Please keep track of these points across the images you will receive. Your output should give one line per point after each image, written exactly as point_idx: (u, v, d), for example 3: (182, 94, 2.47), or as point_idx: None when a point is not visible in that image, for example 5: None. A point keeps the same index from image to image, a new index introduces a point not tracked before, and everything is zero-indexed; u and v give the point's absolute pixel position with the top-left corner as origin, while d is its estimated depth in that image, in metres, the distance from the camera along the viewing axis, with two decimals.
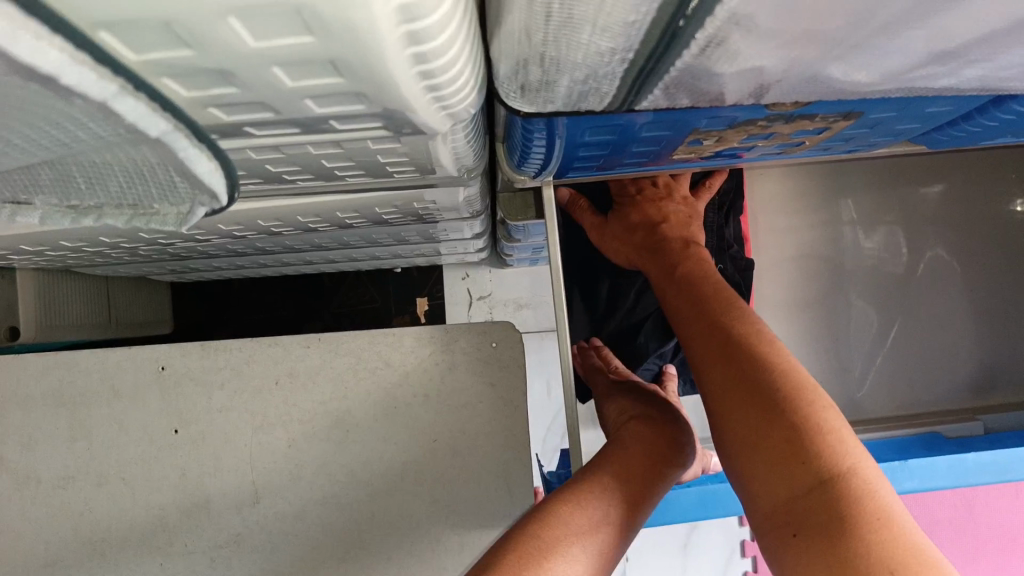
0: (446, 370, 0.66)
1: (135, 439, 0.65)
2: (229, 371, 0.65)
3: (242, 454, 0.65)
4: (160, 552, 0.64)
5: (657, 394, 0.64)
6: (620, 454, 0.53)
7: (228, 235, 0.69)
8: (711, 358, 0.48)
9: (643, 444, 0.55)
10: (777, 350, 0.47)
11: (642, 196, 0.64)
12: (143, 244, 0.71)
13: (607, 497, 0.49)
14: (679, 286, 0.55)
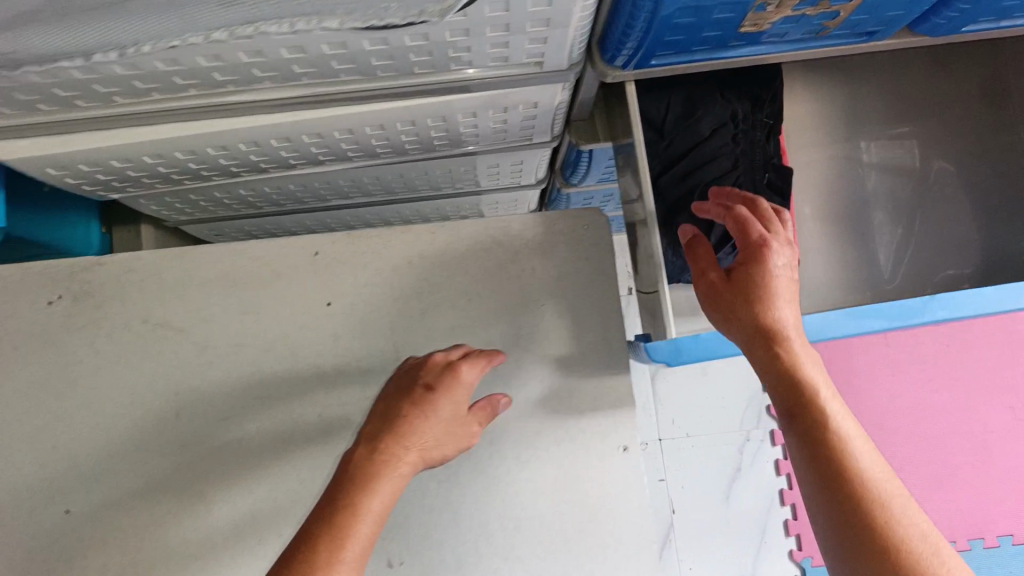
0: (549, 247, 0.79)
1: (295, 311, 0.78)
2: (370, 255, 0.79)
3: (385, 320, 0.78)
4: (318, 403, 0.76)
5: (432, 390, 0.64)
6: (352, 496, 0.58)
7: (359, 150, 0.84)
8: (857, 510, 0.54)
9: (374, 480, 0.59)
10: (903, 501, 0.54)
11: (777, 264, 0.63)
12: (285, 164, 0.86)
13: (337, 550, 0.55)
14: (804, 397, 0.59)
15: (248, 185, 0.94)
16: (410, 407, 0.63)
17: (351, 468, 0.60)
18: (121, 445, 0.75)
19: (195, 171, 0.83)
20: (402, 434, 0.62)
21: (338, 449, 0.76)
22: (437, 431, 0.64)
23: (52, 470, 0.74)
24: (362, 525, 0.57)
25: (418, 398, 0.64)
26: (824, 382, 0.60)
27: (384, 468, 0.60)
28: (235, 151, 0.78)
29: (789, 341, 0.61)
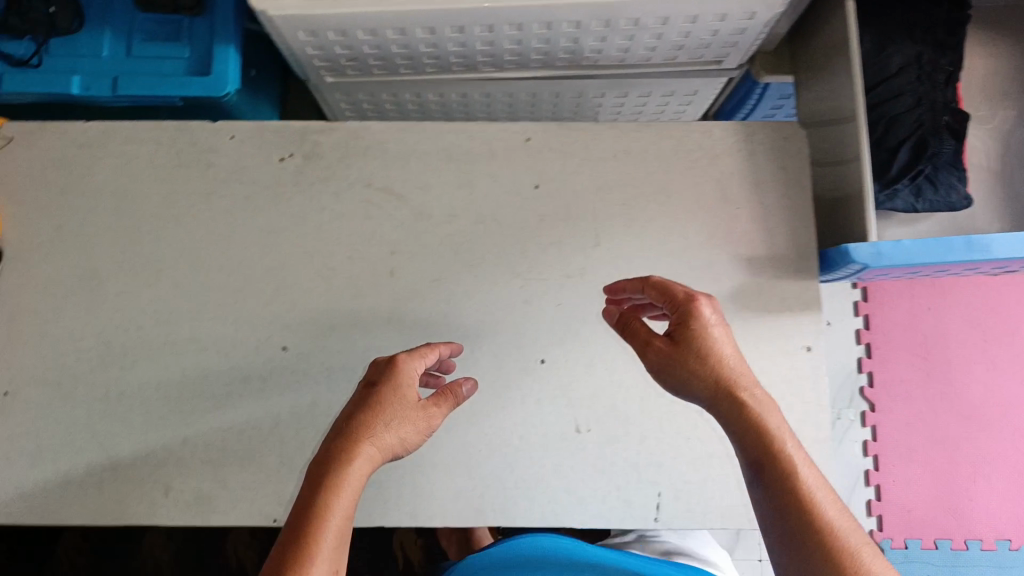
0: (748, 154, 0.84)
1: (505, 190, 0.83)
2: (578, 145, 0.84)
3: (588, 207, 0.83)
4: (521, 276, 0.82)
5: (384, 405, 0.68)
6: (314, 497, 0.62)
7: (571, 52, 0.89)
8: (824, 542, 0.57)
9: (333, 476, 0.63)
10: (852, 533, 0.58)
11: (704, 325, 0.68)
12: (498, 60, 0.91)
13: (302, 546, 0.58)
14: (771, 446, 0.63)
15: (446, 85, 0.99)
16: (376, 402, 0.68)
17: (324, 464, 0.64)
18: (338, 295, 0.81)
19: (416, 57, 0.88)
20: (366, 427, 0.66)
21: (535, 320, 0.82)
22: (401, 431, 0.68)
23: (278, 311, 0.81)
24: (332, 514, 0.60)
25: (364, 394, 0.69)
26: (787, 434, 0.64)
27: (348, 456, 0.64)
28: (467, 34, 0.83)
29: (743, 393, 0.66)
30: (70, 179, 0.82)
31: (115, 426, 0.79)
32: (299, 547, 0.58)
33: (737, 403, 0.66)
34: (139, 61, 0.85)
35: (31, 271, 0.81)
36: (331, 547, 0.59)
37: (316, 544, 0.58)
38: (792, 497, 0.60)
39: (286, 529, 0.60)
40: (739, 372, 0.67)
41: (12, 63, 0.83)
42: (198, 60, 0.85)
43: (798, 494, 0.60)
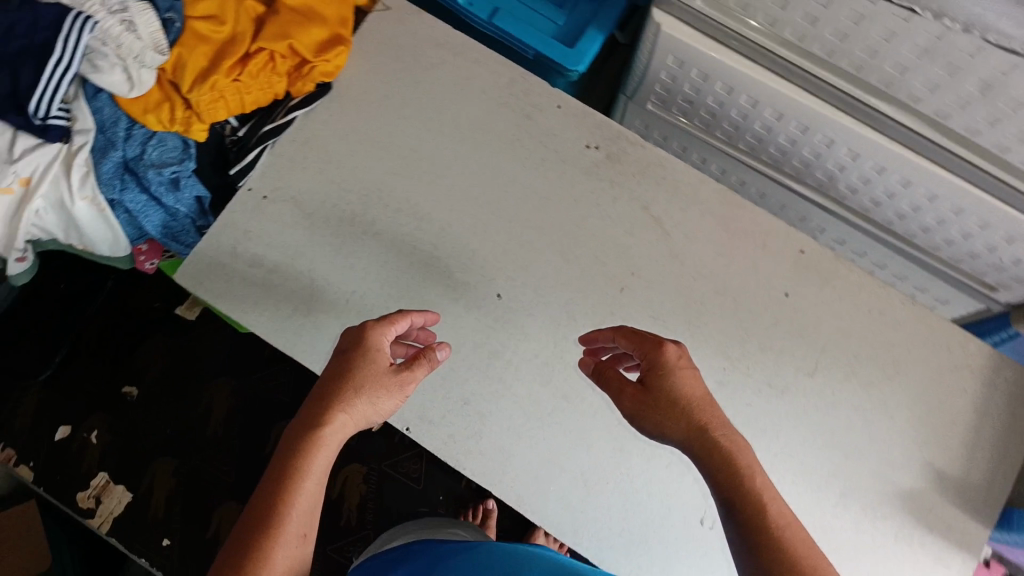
0: (988, 382, 0.85)
1: (758, 280, 0.85)
2: (841, 282, 0.86)
3: (821, 337, 0.84)
4: (731, 360, 0.83)
5: (340, 385, 0.68)
6: (273, 485, 0.63)
7: (876, 203, 0.91)
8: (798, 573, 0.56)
9: (289, 464, 0.64)
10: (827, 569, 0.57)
11: (672, 367, 0.68)
12: (807, 172, 0.93)
13: (263, 536, 0.60)
14: (741, 483, 0.62)
15: (733, 164, 1.01)
16: (336, 378, 0.68)
17: (289, 441, 0.66)
18: (569, 281, 0.85)
19: (737, 133, 0.93)
20: (325, 403, 0.67)
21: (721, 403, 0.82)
22: (366, 400, 0.68)
23: (514, 263, 0.85)
24: (294, 506, 0.62)
25: (338, 366, 0.69)
26: (759, 473, 0.63)
27: (313, 433, 0.65)
28: (805, 137, 0.86)
29: (716, 432, 0.65)
30: (415, 65, 0.91)
31: (328, 273, 0.84)
32: (260, 527, 0.61)
33: (712, 443, 0.64)
34: (519, 5, 0.91)
35: (341, 115, 0.89)
36: (295, 522, 0.62)
37: (283, 523, 0.61)
38: (758, 536, 0.59)
39: (248, 516, 0.62)
40: (712, 410, 0.66)
41: None
42: (566, 31, 0.91)
43: (767, 531, 0.59)
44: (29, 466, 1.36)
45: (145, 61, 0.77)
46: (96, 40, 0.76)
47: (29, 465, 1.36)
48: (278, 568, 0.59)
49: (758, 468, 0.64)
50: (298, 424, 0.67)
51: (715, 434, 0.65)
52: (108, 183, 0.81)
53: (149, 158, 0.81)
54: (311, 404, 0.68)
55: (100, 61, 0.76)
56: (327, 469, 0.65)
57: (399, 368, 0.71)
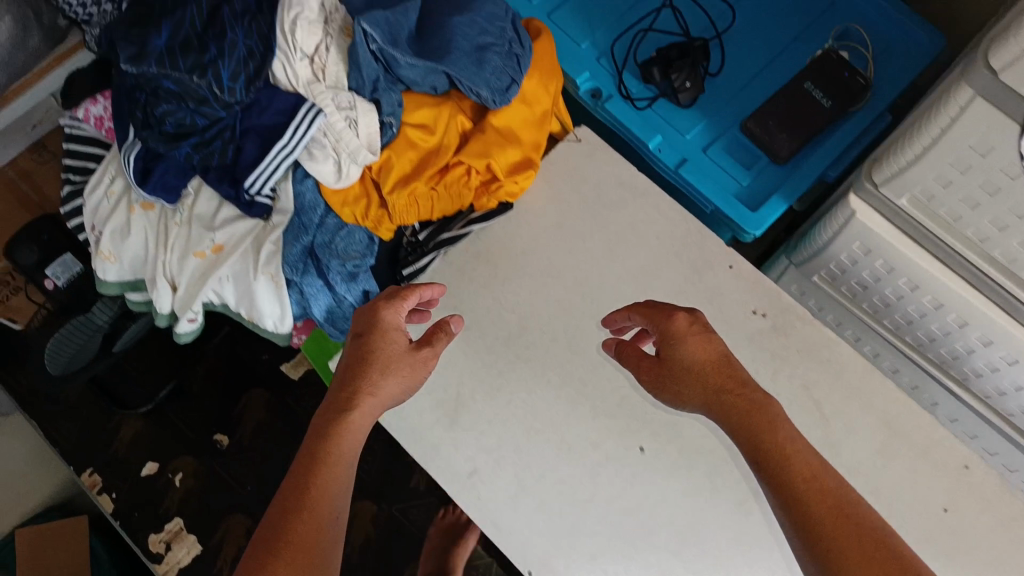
0: None
1: (916, 490, 0.81)
2: (1008, 511, 0.80)
3: (976, 565, 0.78)
4: None
5: (364, 365, 0.67)
6: (302, 477, 0.62)
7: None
8: (845, 522, 0.55)
9: (319, 453, 0.63)
10: (876, 519, 0.56)
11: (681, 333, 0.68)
12: (977, 382, 0.88)
13: (295, 527, 0.58)
14: (768, 445, 0.61)
15: (891, 351, 0.97)
16: (353, 358, 0.68)
17: (314, 430, 0.65)
18: None
19: (907, 325, 0.88)
20: (350, 388, 0.66)
21: None
22: (390, 381, 0.67)
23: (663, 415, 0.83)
24: (326, 495, 0.61)
25: (355, 343, 0.70)
26: (783, 428, 0.62)
27: (337, 417, 0.65)
28: (985, 350, 0.83)
29: (734, 391, 0.64)
30: (596, 198, 0.91)
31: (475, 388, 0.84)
32: (295, 518, 0.59)
33: (730, 404, 0.64)
34: (709, 161, 0.92)
35: (516, 235, 0.89)
36: (328, 508, 0.60)
37: (311, 505, 0.60)
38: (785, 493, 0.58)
39: (276, 507, 0.61)
40: (729, 369, 0.66)
41: (623, 94, 0.94)
42: (751, 193, 0.91)
43: (792, 484, 0.58)
44: (111, 497, 1.39)
45: (356, 157, 0.80)
46: (319, 131, 0.80)
47: (110, 496, 1.39)
48: (318, 555, 0.58)
49: (781, 417, 0.63)
50: (325, 413, 0.66)
51: (732, 397, 0.64)
52: (294, 266, 0.83)
53: (336, 247, 0.83)
54: (338, 389, 0.67)
55: (317, 151, 0.80)
56: (350, 450, 0.64)
57: (416, 345, 0.71)
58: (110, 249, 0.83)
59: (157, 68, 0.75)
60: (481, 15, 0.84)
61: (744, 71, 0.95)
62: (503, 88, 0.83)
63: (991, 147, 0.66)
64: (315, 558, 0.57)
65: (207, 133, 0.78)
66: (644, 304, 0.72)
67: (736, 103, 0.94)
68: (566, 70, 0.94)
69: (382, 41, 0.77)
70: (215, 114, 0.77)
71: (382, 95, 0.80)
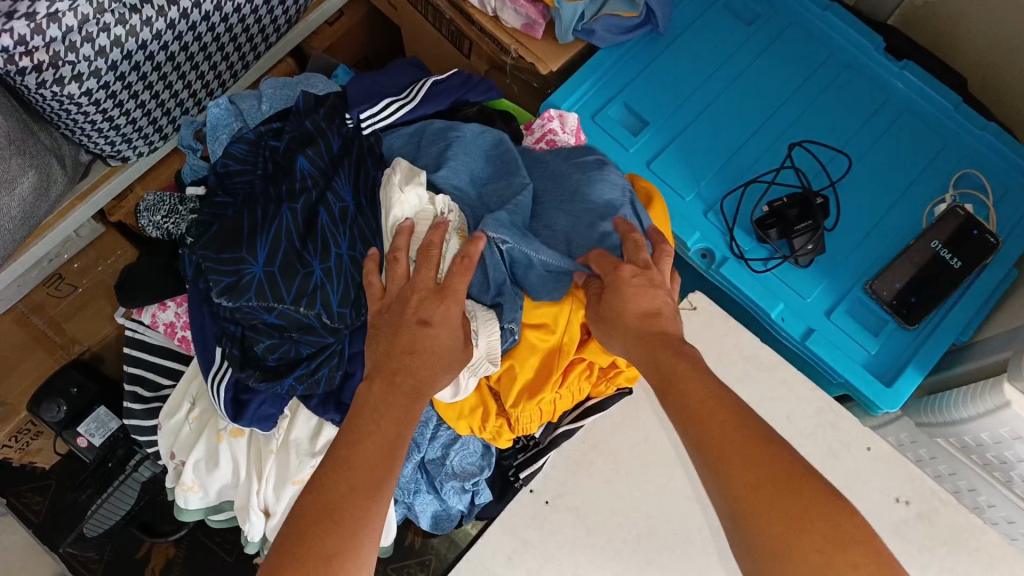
0: None
1: None
2: None
3: None
4: None
5: (426, 340, 0.59)
6: (361, 441, 0.55)
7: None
8: (717, 428, 0.56)
9: (383, 422, 0.57)
10: (779, 442, 0.55)
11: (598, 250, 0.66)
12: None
13: (357, 492, 0.53)
14: (662, 371, 0.59)
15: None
16: (404, 342, 0.59)
17: (374, 398, 0.58)
18: None
19: None
20: (416, 363, 0.59)
21: None
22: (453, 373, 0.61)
23: None
24: (388, 466, 0.55)
25: (413, 329, 0.60)
26: (684, 357, 0.60)
27: (392, 396, 0.58)
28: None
29: (659, 333, 0.62)
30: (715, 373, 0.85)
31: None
32: (354, 487, 0.53)
33: (649, 342, 0.61)
34: (834, 328, 0.87)
35: (637, 421, 0.83)
36: (391, 484, 0.55)
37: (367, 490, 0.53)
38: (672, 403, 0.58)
39: (329, 468, 0.54)
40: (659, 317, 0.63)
41: (738, 254, 0.88)
42: (880, 362, 0.86)
43: (692, 401, 0.57)
44: None
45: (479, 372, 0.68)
46: None
47: None
48: (378, 529, 0.52)
49: (696, 355, 0.61)
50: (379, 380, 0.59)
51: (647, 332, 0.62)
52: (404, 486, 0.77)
53: (449, 464, 0.77)
54: (394, 353, 0.59)
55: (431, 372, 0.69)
56: (408, 429, 0.57)
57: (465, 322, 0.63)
58: (194, 480, 0.74)
59: (258, 300, 0.64)
60: (600, 207, 0.74)
61: (861, 226, 0.91)
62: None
63: None
64: (365, 534, 0.51)
65: (312, 361, 0.68)
66: (598, 256, 0.66)
67: (855, 261, 0.89)
68: (676, 231, 0.89)
69: (512, 241, 0.68)
70: (322, 339, 0.67)
71: (505, 301, 0.70)
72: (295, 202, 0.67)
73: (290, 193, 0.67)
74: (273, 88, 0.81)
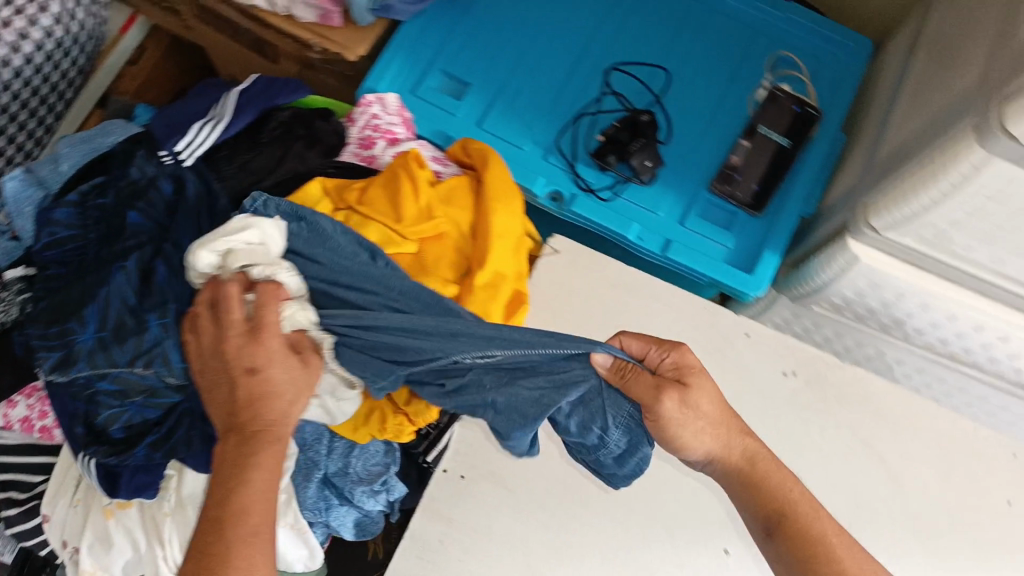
0: None
1: (981, 497, 0.82)
2: None
3: None
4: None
5: (256, 386, 0.55)
6: (220, 504, 0.53)
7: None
8: (819, 537, 0.62)
9: (236, 482, 0.54)
10: (843, 539, 0.62)
11: (688, 386, 0.63)
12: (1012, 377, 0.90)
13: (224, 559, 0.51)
14: (750, 477, 0.64)
15: (919, 363, 0.96)
16: (245, 396, 0.55)
17: (227, 454, 0.55)
18: None
19: (923, 335, 0.89)
20: (253, 410, 0.55)
21: None
22: (302, 401, 0.57)
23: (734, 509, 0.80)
24: (254, 521, 0.53)
25: (242, 378, 0.55)
26: (780, 469, 0.65)
27: (246, 446, 0.55)
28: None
29: (755, 453, 0.65)
30: (592, 305, 0.87)
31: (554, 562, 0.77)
32: (221, 552, 0.52)
33: (750, 467, 0.65)
34: (689, 233, 0.90)
35: None
36: (262, 535, 0.53)
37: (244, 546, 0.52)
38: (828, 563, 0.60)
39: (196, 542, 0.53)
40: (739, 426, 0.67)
41: (584, 189, 0.90)
42: (738, 253, 0.90)
43: (818, 542, 0.62)
44: None
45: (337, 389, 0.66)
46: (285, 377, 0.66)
47: None
48: None
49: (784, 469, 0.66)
50: (228, 436, 0.56)
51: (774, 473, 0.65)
52: (313, 505, 0.76)
53: (354, 472, 0.75)
54: (233, 406, 0.56)
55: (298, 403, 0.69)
56: (273, 473, 0.55)
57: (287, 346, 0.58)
58: (93, 564, 0.71)
59: (91, 369, 0.61)
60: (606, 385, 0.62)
61: (690, 130, 0.94)
62: (620, 452, 0.63)
63: (1009, 193, 0.65)
64: None
65: (164, 424, 0.65)
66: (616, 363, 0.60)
67: (695, 165, 0.92)
68: (520, 181, 0.89)
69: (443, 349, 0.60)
70: (170, 400, 0.64)
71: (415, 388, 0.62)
72: (126, 259, 0.64)
73: (125, 252, 0.65)
74: (69, 146, 0.76)
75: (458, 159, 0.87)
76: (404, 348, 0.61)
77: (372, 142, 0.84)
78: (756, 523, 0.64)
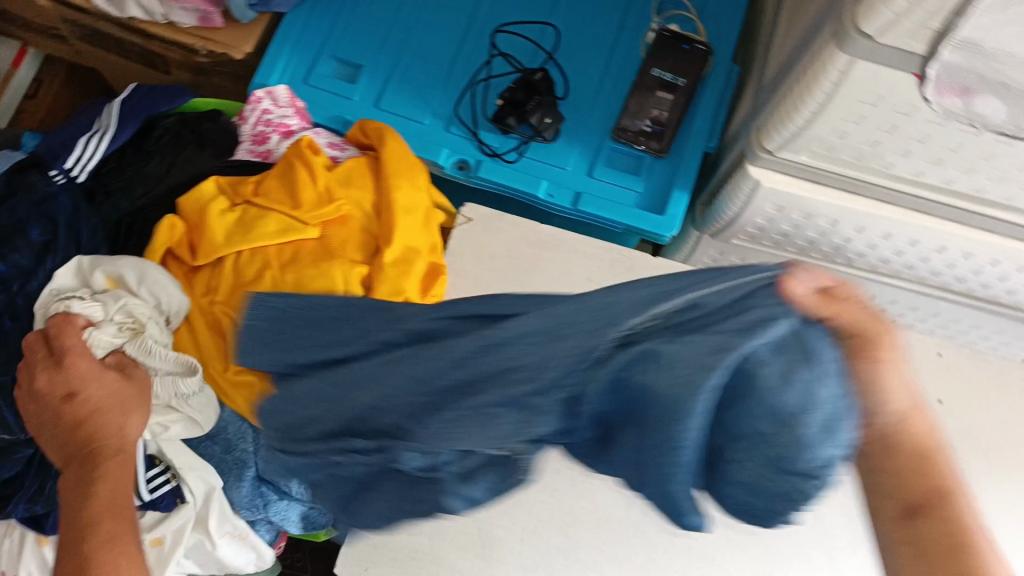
0: None
1: None
2: None
3: None
4: None
5: (70, 404, 0.60)
6: (68, 519, 0.59)
7: (1010, 295, 0.91)
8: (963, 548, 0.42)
9: (75, 500, 0.59)
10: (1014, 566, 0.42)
11: (885, 359, 0.42)
12: (933, 280, 0.92)
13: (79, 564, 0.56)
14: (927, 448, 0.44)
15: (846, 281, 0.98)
16: (73, 421, 0.60)
17: (67, 481, 0.60)
18: None
19: (843, 251, 0.90)
20: (71, 428, 0.60)
21: None
22: (115, 413, 0.61)
23: None
24: (103, 523, 0.58)
25: (60, 406, 0.60)
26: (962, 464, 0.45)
27: (85, 466, 0.59)
28: (939, 256, 0.86)
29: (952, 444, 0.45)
30: (511, 267, 0.88)
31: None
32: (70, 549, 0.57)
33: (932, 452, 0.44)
34: (598, 183, 0.90)
35: None
36: (108, 529, 0.58)
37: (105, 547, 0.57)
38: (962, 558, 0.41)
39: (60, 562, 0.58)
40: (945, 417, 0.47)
41: (489, 154, 0.90)
42: (649, 196, 0.91)
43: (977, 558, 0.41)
44: None
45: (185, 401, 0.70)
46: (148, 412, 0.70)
47: None
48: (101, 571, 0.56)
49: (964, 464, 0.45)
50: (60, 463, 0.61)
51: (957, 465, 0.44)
52: (250, 502, 0.75)
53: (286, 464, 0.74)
54: (39, 421, 0.61)
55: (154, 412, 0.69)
56: (117, 484, 0.59)
57: (107, 361, 0.66)
58: None
59: None
60: (806, 329, 0.42)
61: (587, 81, 0.94)
62: (826, 422, 0.40)
63: (880, 96, 0.67)
64: None
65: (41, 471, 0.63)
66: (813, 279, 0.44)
67: (595, 118, 0.93)
68: (423, 155, 0.89)
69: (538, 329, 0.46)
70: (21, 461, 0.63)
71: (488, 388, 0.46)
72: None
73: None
74: None
75: (357, 141, 0.87)
76: (505, 377, 0.46)
77: (267, 138, 0.83)
78: (891, 506, 0.44)
